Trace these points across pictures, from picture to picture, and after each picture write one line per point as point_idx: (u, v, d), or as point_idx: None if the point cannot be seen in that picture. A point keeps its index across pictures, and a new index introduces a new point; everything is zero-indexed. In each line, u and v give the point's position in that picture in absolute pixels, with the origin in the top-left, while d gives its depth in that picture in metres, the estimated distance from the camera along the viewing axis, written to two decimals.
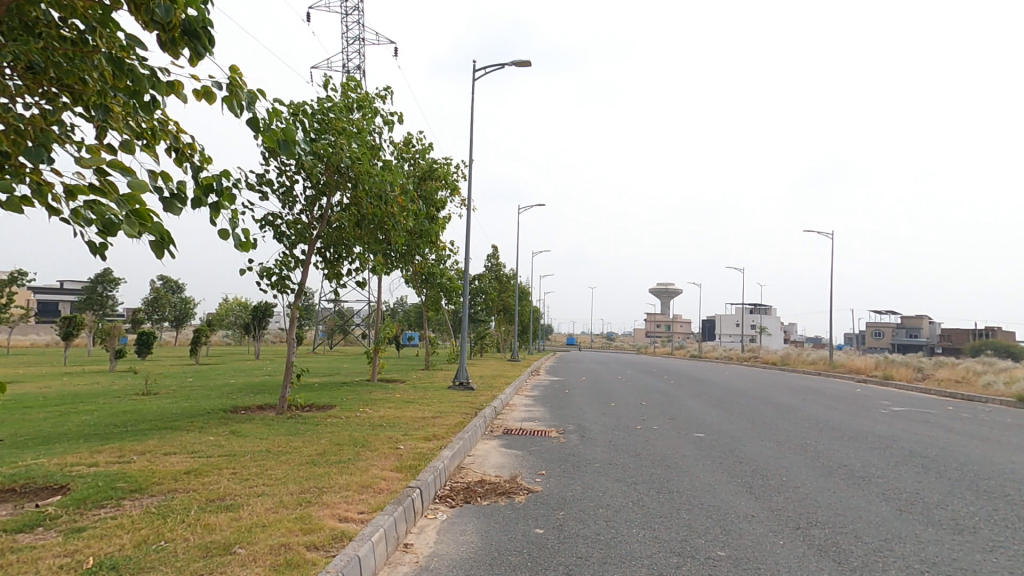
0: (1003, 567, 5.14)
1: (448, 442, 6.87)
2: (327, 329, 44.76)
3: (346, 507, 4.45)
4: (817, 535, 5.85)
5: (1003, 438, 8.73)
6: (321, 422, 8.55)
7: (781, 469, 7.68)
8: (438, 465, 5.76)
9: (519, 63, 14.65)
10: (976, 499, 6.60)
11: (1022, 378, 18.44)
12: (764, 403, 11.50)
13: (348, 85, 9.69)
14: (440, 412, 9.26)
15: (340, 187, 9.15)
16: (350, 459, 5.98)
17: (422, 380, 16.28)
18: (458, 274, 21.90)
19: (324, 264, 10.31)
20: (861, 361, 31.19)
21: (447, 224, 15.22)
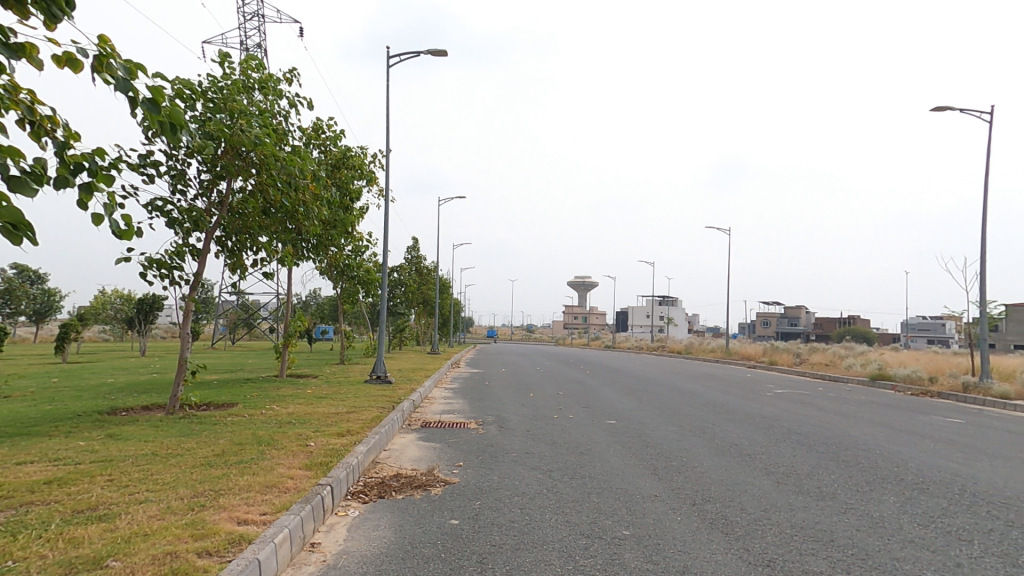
0: (855, 528, 6.03)
1: (363, 438, 6.71)
2: (230, 323, 41.53)
3: (246, 509, 4.22)
4: (709, 510, 6.48)
5: (859, 413, 10.14)
6: (220, 421, 7.99)
7: (683, 450, 8.35)
8: (351, 461, 5.61)
9: (435, 52, 14.16)
10: (837, 468, 7.63)
11: (876, 359, 21.46)
12: (670, 389, 12.40)
13: (246, 62, 9.01)
14: (355, 407, 9.01)
15: (242, 172, 8.56)
16: (252, 459, 5.66)
17: (336, 375, 15.67)
18: (376, 266, 21.27)
19: (225, 254, 9.57)
20: (751, 348, 34.54)
21: (364, 215, 14.73)
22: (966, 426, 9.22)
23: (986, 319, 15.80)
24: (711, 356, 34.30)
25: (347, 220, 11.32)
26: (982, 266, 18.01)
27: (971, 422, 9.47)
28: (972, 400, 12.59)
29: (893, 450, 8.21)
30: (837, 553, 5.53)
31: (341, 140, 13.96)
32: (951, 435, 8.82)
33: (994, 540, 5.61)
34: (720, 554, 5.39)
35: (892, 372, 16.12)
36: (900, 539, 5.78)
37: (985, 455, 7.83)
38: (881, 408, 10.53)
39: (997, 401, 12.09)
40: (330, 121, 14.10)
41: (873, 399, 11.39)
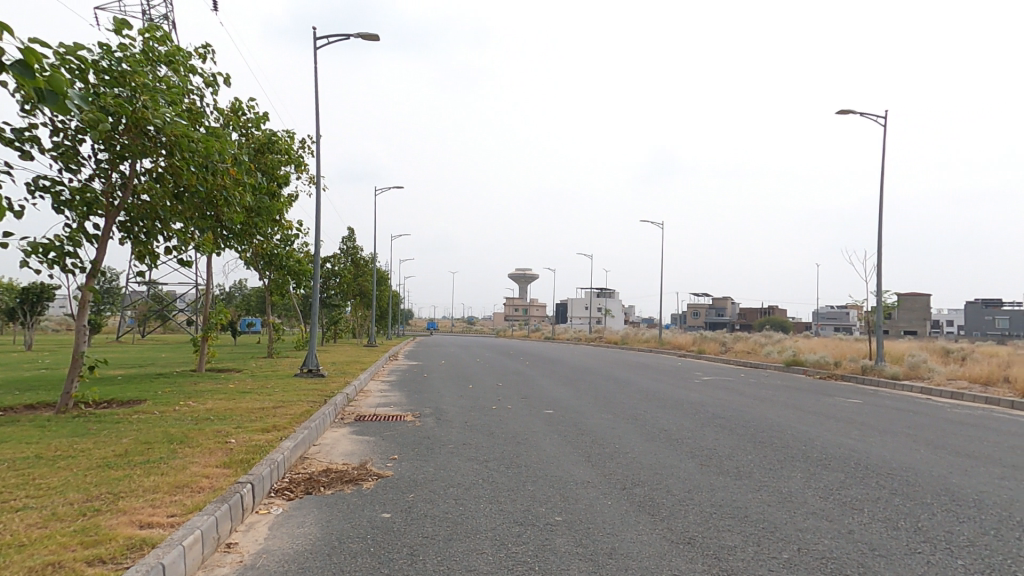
0: (767, 505, 6.55)
1: (290, 433, 6.48)
2: (140, 315, 38.38)
3: (151, 511, 3.98)
4: (638, 493, 6.81)
5: (775, 397, 10.96)
6: (124, 419, 7.42)
7: (616, 437, 8.70)
8: (276, 457, 5.41)
9: (366, 35, 13.78)
10: (754, 449, 8.23)
11: (790, 347, 23.28)
12: (606, 379, 12.83)
13: (151, 34, 8.37)
14: (282, 401, 8.67)
15: (149, 153, 7.98)
16: (161, 458, 5.32)
17: (262, 369, 14.95)
18: (308, 256, 20.50)
19: (132, 241, 8.87)
20: (681, 338, 36.38)
21: (294, 202, 14.16)
22: (864, 406, 10.22)
23: (882, 309, 17.49)
24: (644, 346, 35.70)
25: (274, 207, 10.80)
26: (879, 260, 19.91)
27: (867, 402, 10.50)
28: (869, 382, 13.95)
29: (803, 430, 8.96)
30: (750, 527, 5.99)
31: (266, 123, 13.29)
32: (850, 414, 9.75)
33: (882, 508, 6.30)
34: (645, 535, 5.68)
35: (804, 358, 17.53)
36: (805, 511, 6.36)
37: (878, 432, 8.73)
38: (793, 391, 11.44)
39: (890, 382, 13.46)
40: (252, 102, 13.36)
41: (786, 383, 12.35)
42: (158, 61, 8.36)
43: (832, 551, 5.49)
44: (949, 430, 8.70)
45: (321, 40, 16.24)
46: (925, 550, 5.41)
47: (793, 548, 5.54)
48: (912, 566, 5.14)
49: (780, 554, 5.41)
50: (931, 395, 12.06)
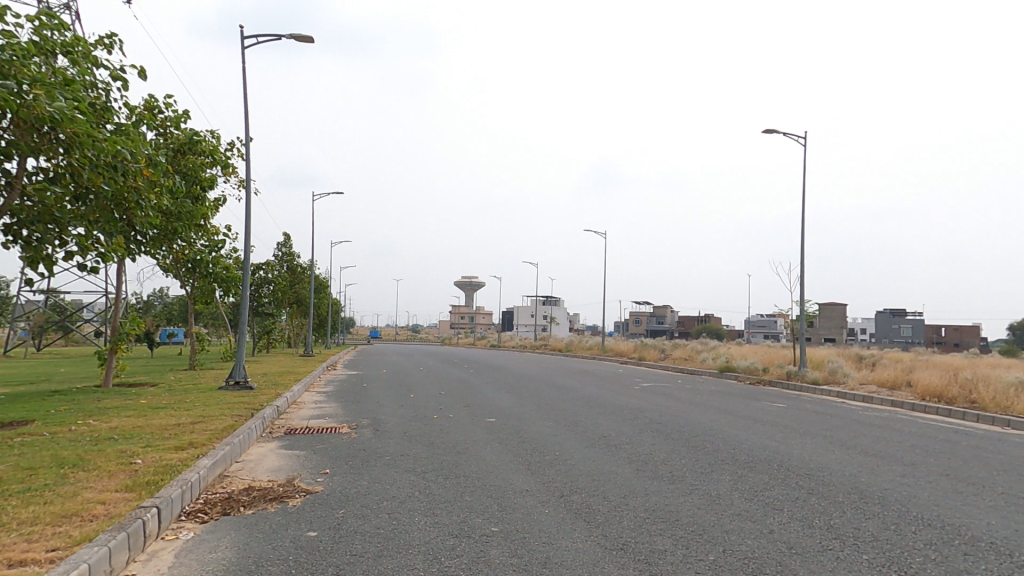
0: (698, 508, 6.82)
1: (207, 450, 6.13)
2: (36, 327, 34.70)
3: (28, 547, 3.65)
4: (575, 500, 6.91)
5: (708, 402, 11.45)
6: (5, 443, 6.73)
7: (556, 444, 8.81)
8: (189, 477, 5.12)
9: (301, 37, 13.31)
10: (687, 452, 8.56)
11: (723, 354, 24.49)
12: (549, 386, 12.98)
13: (43, 22, 7.68)
14: (201, 417, 8.19)
15: (44, 151, 7.32)
16: (48, 485, 4.89)
17: (179, 383, 14.01)
18: (237, 262, 19.59)
19: (24, 246, 8.09)
20: (621, 346, 37.32)
21: (220, 206, 13.50)
22: (787, 409, 10.87)
23: (805, 317, 18.71)
24: (586, 354, 36.39)
25: (196, 211, 10.28)
26: (802, 271, 21.34)
27: (791, 405, 11.17)
28: (794, 386, 14.84)
29: (732, 433, 9.40)
30: (680, 531, 6.20)
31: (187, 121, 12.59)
32: (775, 417, 10.34)
33: (800, 507, 6.71)
34: (580, 542, 5.75)
35: (736, 364, 18.45)
36: (731, 513, 6.66)
37: (799, 434, 9.29)
38: (724, 396, 12.00)
39: (812, 387, 14.39)
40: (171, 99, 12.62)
41: (719, 388, 12.93)
42: (53, 51, 7.64)
43: (754, 551, 5.76)
44: (860, 431, 9.40)
45: (249, 38, 15.03)
46: (836, 546, 5.80)
47: (718, 550, 5.77)
48: (823, 562, 5.48)
49: (706, 556, 5.63)
50: (847, 398, 12.99)
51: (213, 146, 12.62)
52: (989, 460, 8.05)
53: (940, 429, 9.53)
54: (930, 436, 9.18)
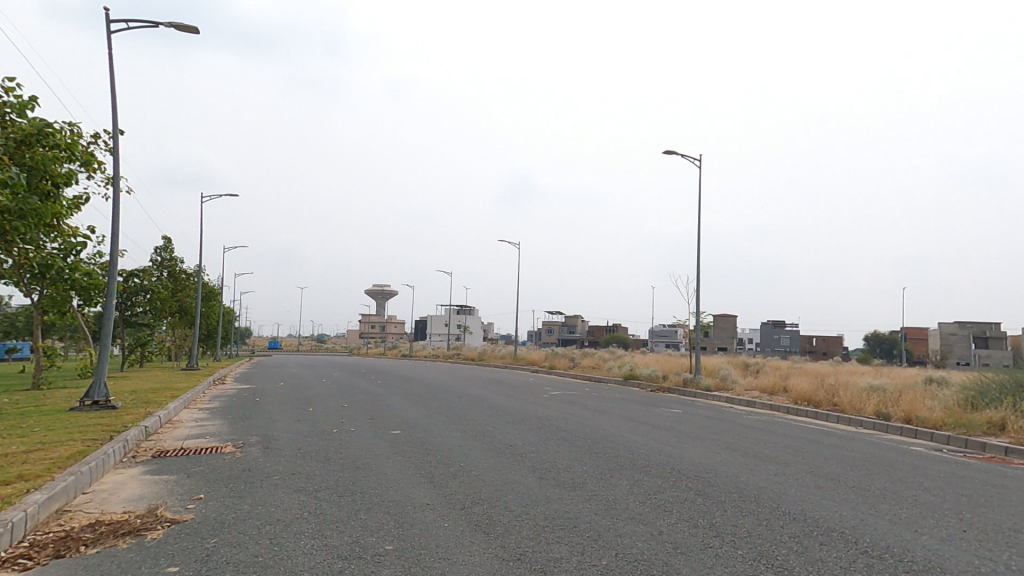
0: (596, 513, 7.04)
1: (45, 483, 5.42)
2: None
3: None
4: (477, 512, 6.87)
5: (611, 408, 11.93)
6: None
7: (462, 456, 8.75)
8: (12, 518, 4.49)
9: (184, 28, 12.30)
10: (589, 461, 8.84)
11: (629, 363, 25.74)
12: (458, 396, 12.89)
13: None
14: (42, 445, 7.19)
15: None
16: None
17: (20, 405, 12.18)
18: (102, 268, 17.52)
19: None
20: (532, 355, 37.82)
21: (77, 205, 12.02)
22: (682, 414, 11.58)
23: (701, 327, 20.17)
24: (498, 363, 36.59)
25: (43, 209, 9.10)
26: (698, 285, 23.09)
27: (685, 411, 11.92)
28: (691, 392, 15.88)
29: (632, 440, 9.86)
30: (577, 537, 6.35)
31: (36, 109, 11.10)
32: (671, 422, 10.98)
33: (686, 508, 7.16)
34: (477, 555, 5.70)
35: (640, 372, 19.41)
36: (625, 517, 6.93)
37: (691, 438, 9.93)
38: (626, 403, 12.54)
39: (706, 393, 15.50)
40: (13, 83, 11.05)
41: (623, 396, 13.52)
42: None
43: (643, 553, 6.01)
44: (744, 434, 10.23)
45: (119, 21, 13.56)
46: (716, 543, 6.21)
47: (611, 554, 5.97)
48: (704, 560, 5.83)
49: (599, 561, 5.79)
50: (734, 403, 14.12)
51: (69, 139, 11.27)
52: (847, 459, 9.08)
53: (809, 430, 10.61)
54: (800, 436, 10.20)
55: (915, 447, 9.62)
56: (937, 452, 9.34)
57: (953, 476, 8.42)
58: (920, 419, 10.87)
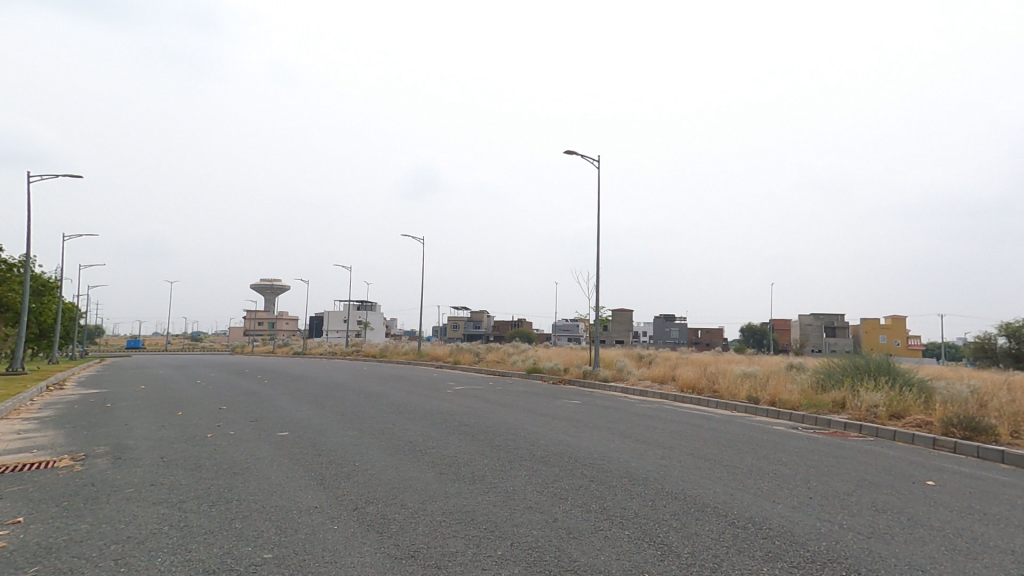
0: (495, 504, 7.06)
1: None
2: None
3: None
4: (370, 511, 6.56)
5: (512, 401, 12.09)
6: None
7: (356, 455, 8.35)
8: None
9: None
10: (490, 456, 8.88)
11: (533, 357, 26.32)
12: (355, 394, 12.32)
13: None
14: None
15: None
16: None
17: None
18: None
19: None
20: (435, 351, 37.11)
21: None
22: (581, 404, 12.04)
23: (600, 321, 21.13)
24: (399, 360, 35.58)
25: None
26: (597, 282, 24.24)
27: (584, 401, 12.39)
28: (590, 383, 16.59)
29: (532, 433, 10.06)
30: (474, 530, 6.29)
31: None
32: (570, 412, 11.35)
33: (581, 495, 7.44)
34: (368, 555, 5.41)
35: (543, 366, 19.91)
36: (523, 506, 7.02)
37: (588, 428, 10.36)
38: (529, 395, 12.77)
39: (603, 383, 16.26)
40: None
41: (525, 388, 13.75)
42: None
43: (538, 540, 6.09)
44: (635, 421, 10.84)
45: None
46: (606, 526, 6.48)
47: (507, 543, 5.97)
48: (594, 542, 6.06)
49: (495, 551, 5.77)
50: (629, 392, 14.97)
51: None
52: (723, 440, 9.97)
53: (691, 415, 11.53)
54: (684, 421, 11.04)
55: (777, 426, 10.82)
56: (794, 430, 10.58)
57: (807, 451, 9.59)
58: (782, 401, 12.26)
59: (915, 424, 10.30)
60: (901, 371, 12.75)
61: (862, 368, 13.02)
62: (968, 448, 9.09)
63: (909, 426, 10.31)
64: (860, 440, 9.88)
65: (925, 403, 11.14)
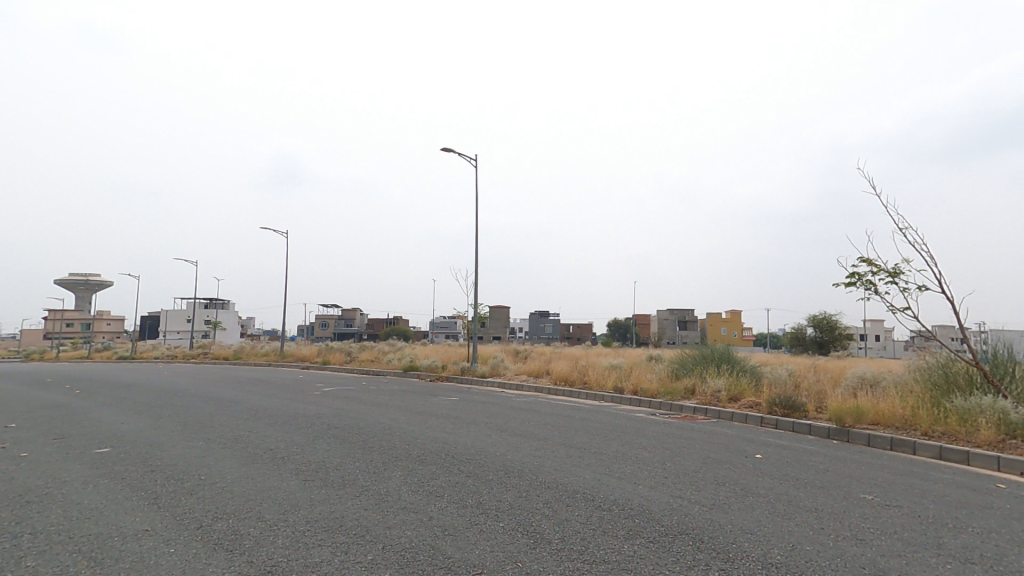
0: (365, 509, 6.69)
1: None
2: None
3: None
4: (217, 528, 5.78)
5: (386, 400, 11.61)
6: None
7: (203, 467, 7.38)
8: None
9: None
10: (362, 459, 8.44)
11: (411, 355, 25.77)
12: (202, 401, 10.90)
13: None
14: None
15: None
16: None
17: None
18: None
19: None
20: (302, 352, 34.58)
21: None
22: (458, 401, 11.95)
23: (479, 319, 21.29)
24: (258, 361, 32.78)
25: None
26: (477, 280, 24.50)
27: (461, 398, 12.32)
28: (469, 379, 16.61)
29: (407, 432, 9.75)
30: (341, 536, 5.88)
31: None
32: (447, 409, 11.22)
33: (457, 491, 7.37)
34: None
35: (421, 363, 19.52)
36: (396, 508, 6.75)
37: (465, 424, 10.30)
38: (405, 394, 12.35)
39: (482, 380, 16.37)
40: None
41: (402, 387, 13.30)
42: None
43: (411, 540, 5.87)
44: (511, 415, 11.03)
45: None
46: (482, 520, 6.47)
47: (378, 547, 5.66)
48: (469, 537, 6.00)
49: (364, 556, 5.43)
50: (506, 387, 15.25)
51: None
52: (591, 429, 10.53)
53: (564, 406, 12.04)
54: (557, 412, 11.49)
55: (638, 413, 11.75)
56: (652, 416, 11.56)
57: (663, 434, 10.50)
58: (643, 390, 13.34)
59: (748, 405, 11.86)
60: (737, 359, 14.61)
61: (708, 357, 14.66)
62: (786, 423, 10.65)
63: (744, 407, 11.81)
64: (705, 421, 11.08)
65: (755, 386, 12.87)
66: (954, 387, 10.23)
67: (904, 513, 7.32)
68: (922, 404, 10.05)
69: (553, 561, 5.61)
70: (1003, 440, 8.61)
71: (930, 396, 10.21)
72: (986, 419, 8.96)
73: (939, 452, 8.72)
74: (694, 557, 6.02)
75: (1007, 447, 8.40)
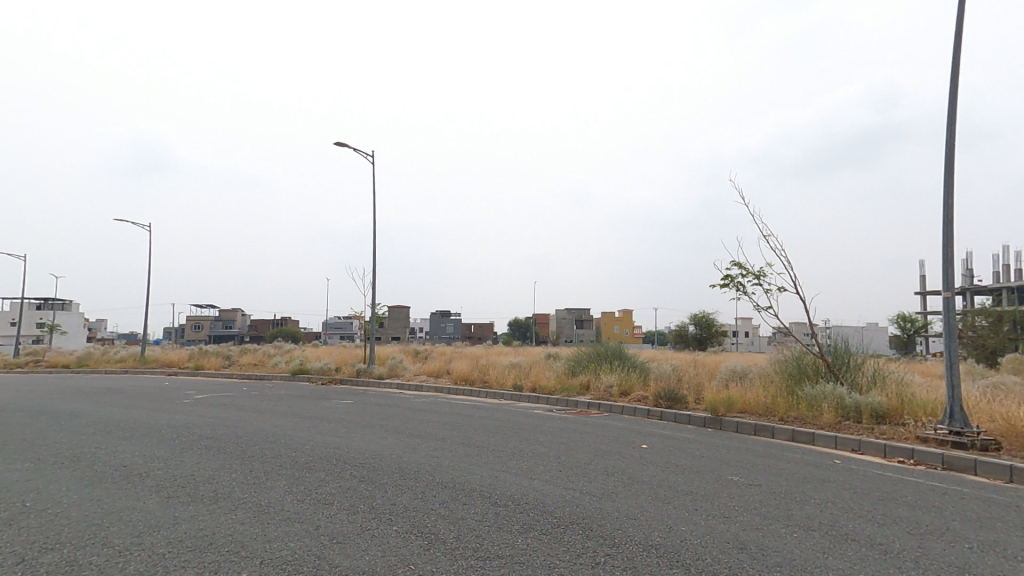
0: (241, 522, 6.17)
1: None
2: None
3: None
4: (47, 562, 5.00)
5: (267, 406, 10.84)
6: None
7: (34, 492, 6.38)
8: None
9: None
10: (240, 469, 7.79)
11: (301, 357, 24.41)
12: (33, 416, 9.42)
13: None
14: None
15: None
16: None
17: None
18: None
19: None
20: (174, 355, 31.30)
21: None
22: (352, 404, 11.46)
23: (377, 318, 20.68)
24: (121, 368, 29.17)
25: None
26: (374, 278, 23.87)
27: (356, 400, 11.83)
28: (366, 381, 16.04)
29: (293, 438, 9.18)
30: (211, 555, 5.37)
31: None
32: (337, 412, 10.71)
33: (347, 497, 7.04)
34: None
35: (312, 366, 18.50)
36: (278, 520, 6.30)
37: (358, 427, 9.89)
38: (293, 399, 11.61)
39: (379, 381, 15.88)
40: None
41: (289, 391, 12.48)
42: None
43: (293, 552, 5.49)
44: (408, 416, 10.78)
45: None
46: (373, 525, 6.23)
47: (255, 562, 5.24)
48: (358, 544, 5.75)
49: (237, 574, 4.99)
50: (405, 388, 14.94)
51: None
52: (490, 427, 10.59)
53: (463, 406, 11.99)
54: (455, 412, 11.42)
55: (536, 409, 12.03)
56: (549, 412, 11.89)
57: (559, 430, 10.84)
58: (541, 387, 13.72)
59: (636, 399, 12.62)
60: (628, 355, 15.52)
61: (602, 354, 15.40)
62: (669, 415, 11.47)
63: (633, 401, 12.54)
64: (598, 416, 11.62)
65: (643, 380, 13.75)
66: (805, 376, 11.67)
67: (763, 490, 8.16)
68: (780, 393, 11.31)
69: (446, 561, 5.53)
70: (840, 421, 9.96)
71: (787, 385, 11.55)
72: (828, 404, 10.30)
73: (791, 434, 9.86)
74: (582, 545, 6.24)
75: (843, 427, 9.71)
